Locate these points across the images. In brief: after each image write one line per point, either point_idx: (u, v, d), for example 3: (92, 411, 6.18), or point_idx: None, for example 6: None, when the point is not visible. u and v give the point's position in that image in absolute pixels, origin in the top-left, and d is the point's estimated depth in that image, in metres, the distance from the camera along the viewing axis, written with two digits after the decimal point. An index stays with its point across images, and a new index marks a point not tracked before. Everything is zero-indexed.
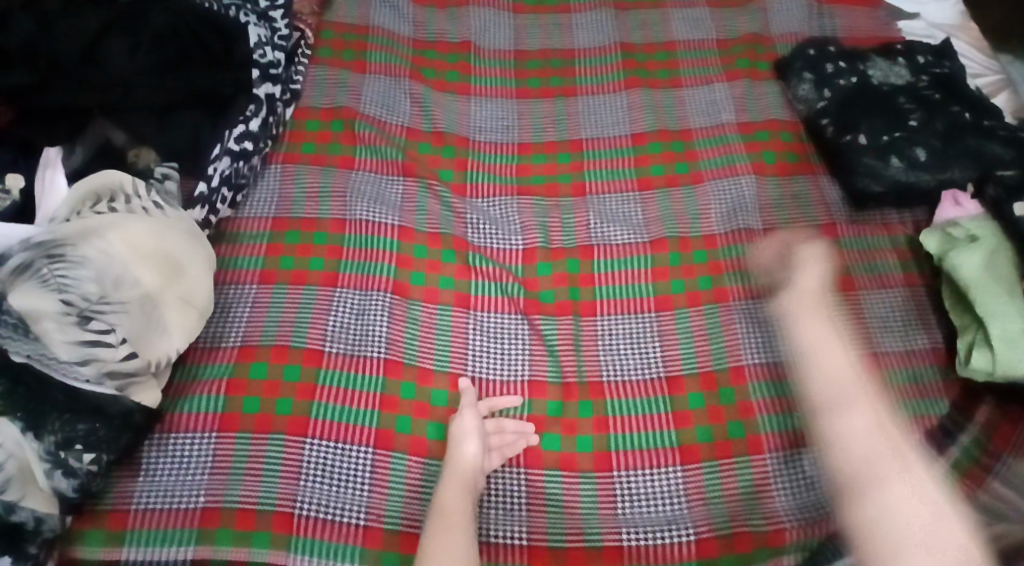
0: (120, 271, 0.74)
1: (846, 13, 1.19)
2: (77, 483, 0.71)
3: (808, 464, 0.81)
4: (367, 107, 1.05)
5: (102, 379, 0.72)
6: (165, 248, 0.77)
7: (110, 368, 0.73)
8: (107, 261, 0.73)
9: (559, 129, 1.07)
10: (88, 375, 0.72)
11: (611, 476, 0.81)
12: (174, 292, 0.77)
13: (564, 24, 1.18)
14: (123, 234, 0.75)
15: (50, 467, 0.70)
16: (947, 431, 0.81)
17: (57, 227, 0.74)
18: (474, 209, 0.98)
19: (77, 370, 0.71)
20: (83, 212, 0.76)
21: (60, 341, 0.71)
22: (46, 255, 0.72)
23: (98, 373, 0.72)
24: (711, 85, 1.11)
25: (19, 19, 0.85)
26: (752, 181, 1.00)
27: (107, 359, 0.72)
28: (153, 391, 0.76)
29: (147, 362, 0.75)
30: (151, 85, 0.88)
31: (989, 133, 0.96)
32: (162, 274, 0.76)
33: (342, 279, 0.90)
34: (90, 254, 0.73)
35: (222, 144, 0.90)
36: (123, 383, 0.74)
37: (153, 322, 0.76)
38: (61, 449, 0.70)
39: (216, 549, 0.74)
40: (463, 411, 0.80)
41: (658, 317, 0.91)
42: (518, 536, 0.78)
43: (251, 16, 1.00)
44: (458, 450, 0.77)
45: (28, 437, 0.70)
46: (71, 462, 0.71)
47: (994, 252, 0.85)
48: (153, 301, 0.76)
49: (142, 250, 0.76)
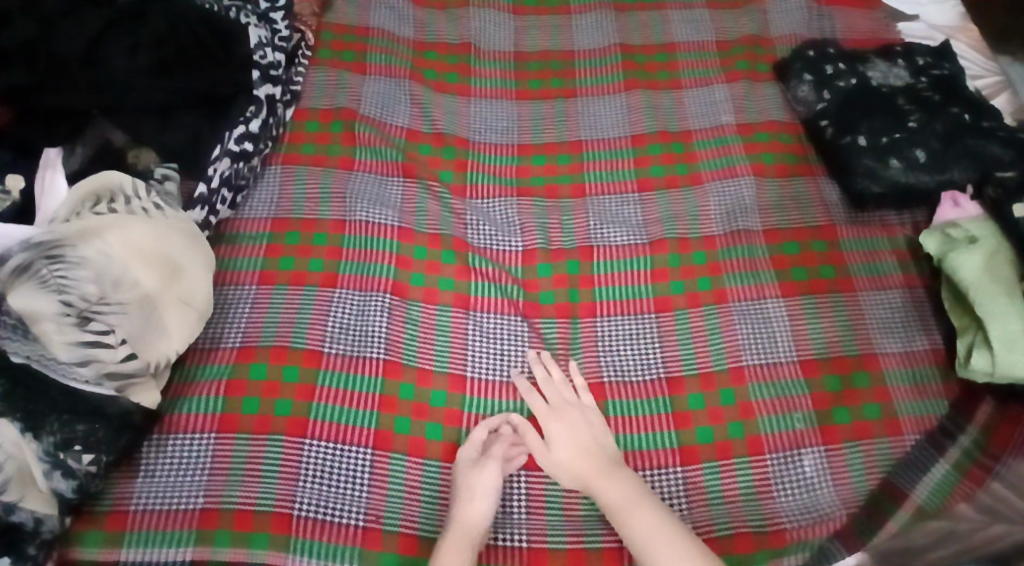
0: (119, 272, 0.74)
1: (846, 15, 1.19)
2: (76, 484, 0.71)
3: (808, 464, 0.82)
4: (367, 108, 1.05)
5: (101, 380, 0.73)
6: (165, 249, 0.77)
7: (109, 369, 0.73)
8: (106, 262, 0.74)
9: (559, 130, 1.07)
10: (87, 375, 0.72)
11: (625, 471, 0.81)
12: (174, 293, 0.77)
13: (564, 26, 1.19)
14: (123, 235, 0.75)
15: (49, 468, 0.70)
16: (946, 432, 0.81)
17: (56, 227, 0.73)
18: (474, 209, 0.98)
19: (77, 371, 0.72)
20: (84, 212, 0.76)
21: (60, 342, 0.71)
22: (45, 256, 0.72)
23: (97, 374, 0.72)
24: (711, 86, 1.11)
25: (20, 21, 0.85)
26: (751, 182, 1.00)
27: (107, 360, 0.72)
28: (152, 392, 0.76)
29: (147, 362, 0.75)
30: (151, 88, 0.88)
31: (988, 133, 0.96)
32: (161, 275, 0.76)
33: (342, 279, 0.90)
34: (89, 254, 0.73)
35: (222, 144, 0.91)
36: (123, 383, 0.74)
37: (153, 323, 0.76)
38: (60, 449, 0.70)
39: (216, 550, 0.74)
40: (487, 465, 0.77)
41: (658, 317, 0.90)
42: (518, 538, 0.78)
43: (252, 17, 1.00)
44: (468, 508, 0.75)
45: (28, 438, 0.69)
46: (70, 462, 0.71)
47: (994, 253, 0.84)
48: (153, 301, 0.76)
49: (142, 251, 0.76)
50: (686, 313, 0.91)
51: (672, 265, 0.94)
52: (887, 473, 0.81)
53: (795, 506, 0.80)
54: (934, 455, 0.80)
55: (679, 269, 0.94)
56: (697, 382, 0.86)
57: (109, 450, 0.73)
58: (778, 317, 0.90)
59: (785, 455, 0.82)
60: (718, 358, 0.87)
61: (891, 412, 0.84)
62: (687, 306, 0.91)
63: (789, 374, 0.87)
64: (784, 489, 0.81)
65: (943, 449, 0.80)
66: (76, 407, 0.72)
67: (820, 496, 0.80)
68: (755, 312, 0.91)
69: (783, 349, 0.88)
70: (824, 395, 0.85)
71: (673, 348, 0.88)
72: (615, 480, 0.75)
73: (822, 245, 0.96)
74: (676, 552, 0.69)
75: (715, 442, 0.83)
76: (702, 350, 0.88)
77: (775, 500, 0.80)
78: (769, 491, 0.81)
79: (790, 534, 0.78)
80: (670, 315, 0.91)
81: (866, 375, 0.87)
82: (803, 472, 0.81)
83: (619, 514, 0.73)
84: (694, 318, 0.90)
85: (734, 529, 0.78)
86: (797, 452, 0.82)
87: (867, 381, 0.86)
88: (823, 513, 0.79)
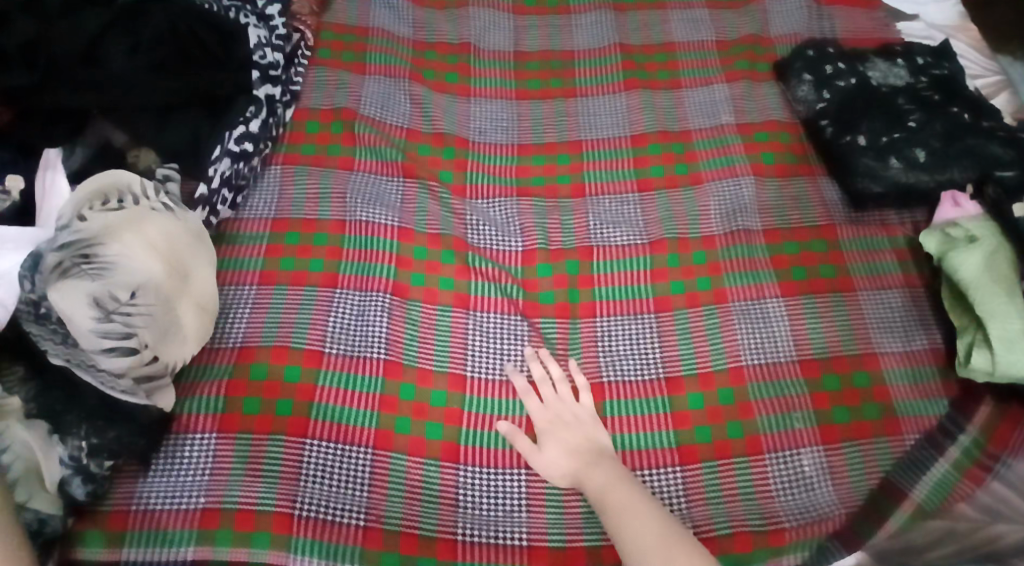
0: (146, 273, 0.74)
1: (846, 14, 1.19)
2: (91, 489, 0.72)
3: (808, 464, 0.82)
4: (367, 108, 1.05)
5: (136, 390, 0.73)
6: (181, 250, 0.79)
7: (142, 376, 0.73)
8: (134, 266, 0.74)
9: (559, 129, 1.07)
10: (123, 385, 0.72)
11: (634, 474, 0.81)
12: (190, 295, 0.79)
13: (564, 25, 1.19)
14: (148, 235, 0.76)
15: (72, 472, 0.70)
16: (946, 431, 0.81)
17: (84, 227, 0.73)
18: (474, 209, 0.98)
19: (113, 379, 0.72)
20: (96, 212, 0.75)
21: (94, 348, 0.71)
22: (77, 255, 0.72)
23: (133, 384, 0.73)
24: (711, 86, 1.11)
25: (19, 21, 0.84)
26: (751, 182, 1.00)
27: (136, 366, 0.72)
28: (169, 395, 0.77)
29: (167, 365, 0.75)
30: (156, 83, 0.88)
31: (989, 133, 0.96)
32: (175, 276, 0.77)
33: (342, 279, 0.90)
34: (119, 256, 0.73)
35: (222, 144, 0.91)
36: (150, 389, 0.74)
37: (173, 325, 0.76)
38: (85, 456, 0.71)
39: (216, 550, 0.73)
40: None
41: (658, 317, 0.91)
42: (518, 537, 0.78)
43: (251, 17, 1.00)
44: None
45: (54, 441, 0.70)
46: (91, 469, 0.71)
47: (994, 252, 0.84)
48: (172, 302, 0.76)
49: (157, 251, 0.76)
50: (686, 313, 0.91)
51: (672, 265, 0.94)
52: (887, 472, 0.80)
53: (795, 506, 0.80)
54: (934, 455, 0.80)
55: (679, 268, 0.94)
56: (697, 382, 0.86)
57: (123, 452, 0.74)
58: (777, 317, 0.90)
59: (786, 455, 0.82)
60: (718, 358, 0.87)
61: (891, 411, 0.84)
62: (687, 307, 0.91)
63: (788, 373, 0.87)
64: (784, 489, 0.81)
65: (943, 448, 0.80)
66: (88, 408, 0.72)
67: (820, 495, 0.80)
68: (755, 311, 0.91)
69: (783, 349, 0.88)
70: (825, 395, 0.85)
71: (673, 347, 0.88)
72: (599, 469, 0.76)
73: (822, 244, 0.96)
74: (648, 528, 0.68)
75: (714, 442, 0.83)
76: (702, 349, 0.88)
77: (775, 500, 0.80)
78: (768, 490, 0.81)
79: (790, 534, 0.77)
80: (670, 315, 0.91)
81: (866, 375, 0.87)
82: (803, 471, 0.81)
83: (601, 501, 0.73)
84: (694, 318, 0.90)
85: (734, 528, 0.78)
86: (796, 451, 0.82)
87: (867, 380, 0.86)
88: (823, 512, 0.79)
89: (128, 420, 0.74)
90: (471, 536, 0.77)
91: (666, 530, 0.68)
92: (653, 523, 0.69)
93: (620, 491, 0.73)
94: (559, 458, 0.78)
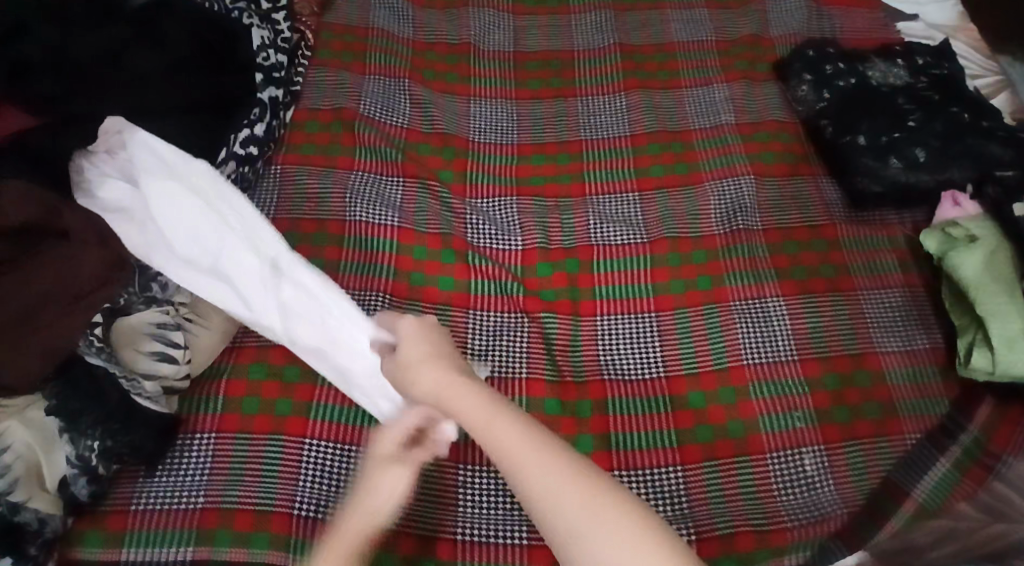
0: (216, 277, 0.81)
1: (845, 13, 1.19)
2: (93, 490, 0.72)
3: (808, 463, 0.81)
4: (367, 108, 1.05)
5: (158, 397, 0.76)
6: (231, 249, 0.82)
7: (167, 386, 0.76)
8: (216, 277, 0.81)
9: (559, 130, 1.07)
10: (149, 391, 0.75)
11: (631, 475, 0.80)
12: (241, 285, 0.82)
13: (564, 25, 1.19)
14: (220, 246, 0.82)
15: (78, 472, 0.71)
16: (947, 431, 0.81)
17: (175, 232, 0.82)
18: (474, 209, 0.98)
19: (140, 384, 0.74)
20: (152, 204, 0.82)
21: (139, 359, 0.75)
22: (141, 297, 0.79)
23: (158, 389, 0.76)
24: (711, 86, 1.11)
25: (36, 25, 0.84)
26: (751, 182, 1.00)
27: (169, 377, 0.76)
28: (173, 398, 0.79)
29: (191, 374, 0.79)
30: (175, 82, 0.90)
31: (988, 133, 0.96)
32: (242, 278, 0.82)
33: (342, 280, 0.90)
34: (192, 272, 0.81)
35: (228, 148, 0.90)
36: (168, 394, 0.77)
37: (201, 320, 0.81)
38: (94, 457, 0.71)
39: (216, 550, 0.72)
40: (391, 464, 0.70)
41: (658, 317, 0.90)
42: (518, 536, 0.77)
43: (254, 18, 1.01)
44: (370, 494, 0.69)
45: (64, 439, 0.71)
46: (99, 469, 0.72)
47: (994, 252, 0.84)
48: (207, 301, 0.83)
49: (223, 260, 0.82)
50: (686, 312, 0.90)
51: (672, 265, 0.94)
52: (887, 472, 0.80)
53: (797, 506, 0.79)
54: (934, 454, 0.80)
55: (679, 268, 0.94)
56: (697, 382, 0.86)
57: (128, 456, 0.74)
58: (778, 316, 0.90)
59: (786, 455, 0.82)
60: (718, 357, 0.87)
61: (891, 411, 0.84)
62: (687, 306, 0.91)
63: (789, 373, 0.86)
64: (785, 489, 0.80)
65: (943, 448, 0.80)
66: (109, 409, 0.72)
67: (821, 495, 0.80)
68: (755, 311, 0.90)
69: (783, 349, 0.88)
70: (824, 395, 0.85)
71: (673, 347, 0.88)
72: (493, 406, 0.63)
73: (821, 244, 0.96)
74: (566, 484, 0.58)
75: (715, 442, 0.83)
76: (702, 349, 0.88)
77: (776, 499, 0.80)
78: (769, 490, 0.80)
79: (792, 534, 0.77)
80: (669, 315, 0.90)
81: (866, 375, 0.87)
82: (804, 470, 0.81)
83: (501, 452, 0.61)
84: (694, 318, 0.90)
85: (735, 528, 0.77)
86: (797, 451, 0.82)
87: (867, 380, 0.86)
88: (825, 512, 0.78)
89: (144, 426, 0.74)
90: (471, 536, 0.77)
91: (604, 522, 0.55)
92: (597, 509, 0.56)
93: (556, 473, 0.58)
94: (495, 438, 0.61)
